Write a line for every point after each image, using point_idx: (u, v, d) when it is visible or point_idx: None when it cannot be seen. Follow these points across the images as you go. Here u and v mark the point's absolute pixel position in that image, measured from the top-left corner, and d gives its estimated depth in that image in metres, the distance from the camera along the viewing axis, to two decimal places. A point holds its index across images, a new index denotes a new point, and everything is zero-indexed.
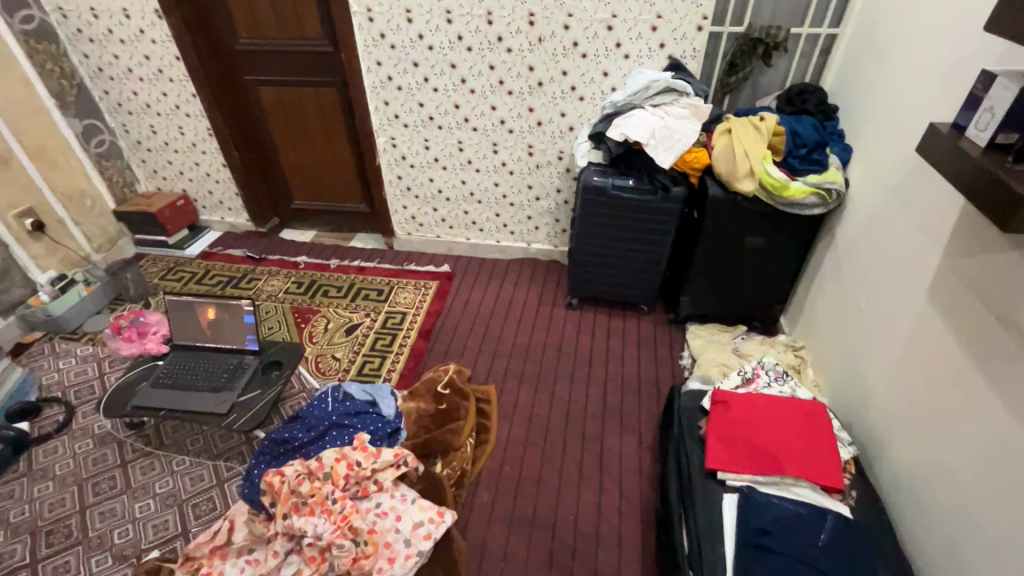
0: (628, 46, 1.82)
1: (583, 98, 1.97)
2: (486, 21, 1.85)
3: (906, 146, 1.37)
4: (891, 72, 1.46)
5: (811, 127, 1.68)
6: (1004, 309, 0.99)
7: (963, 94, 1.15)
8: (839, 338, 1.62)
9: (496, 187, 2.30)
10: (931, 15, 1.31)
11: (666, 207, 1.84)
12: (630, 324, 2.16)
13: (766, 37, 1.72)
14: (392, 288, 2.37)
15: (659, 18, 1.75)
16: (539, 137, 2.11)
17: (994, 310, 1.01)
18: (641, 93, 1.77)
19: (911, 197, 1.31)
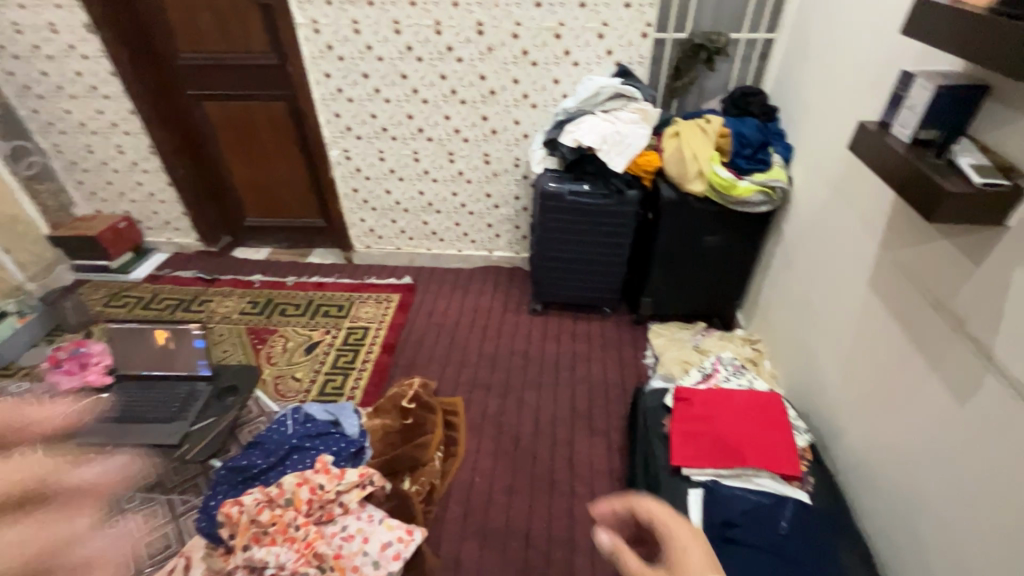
0: (577, 53, 1.85)
1: (536, 105, 1.98)
2: (435, 31, 1.85)
3: (842, 144, 1.43)
4: (824, 73, 1.54)
5: (754, 127, 1.75)
6: (939, 297, 1.04)
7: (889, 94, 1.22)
8: (792, 330, 1.68)
9: (455, 196, 2.29)
10: (857, 19, 1.38)
11: (622, 210, 1.87)
12: (594, 327, 2.18)
13: (707, 43, 1.78)
14: (353, 303, 2.32)
15: (604, 26, 1.79)
16: (495, 145, 2.11)
17: (930, 298, 1.07)
18: (592, 99, 1.81)
19: (851, 193, 1.37)
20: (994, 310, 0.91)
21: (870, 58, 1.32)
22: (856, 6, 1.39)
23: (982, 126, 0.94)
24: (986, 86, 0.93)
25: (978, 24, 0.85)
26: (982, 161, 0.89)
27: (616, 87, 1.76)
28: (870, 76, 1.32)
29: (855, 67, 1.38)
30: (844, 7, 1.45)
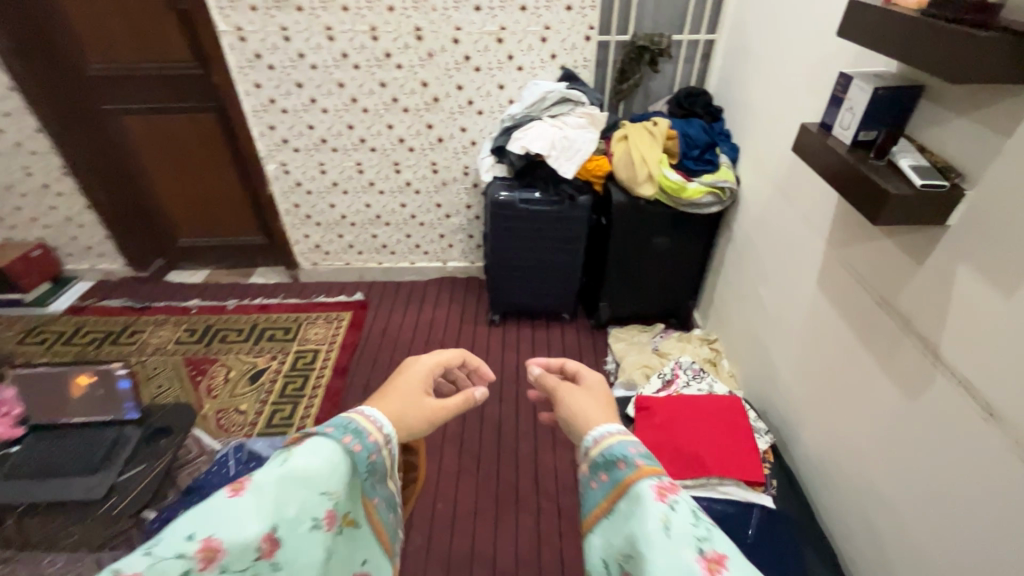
0: (520, 58, 1.80)
1: (482, 112, 1.93)
2: (371, 37, 1.76)
3: (786, 143, 1.44)
4: (766, 73, 1.54)
5: (700, 128, 1.75)
6: (884, 296, 1.05)
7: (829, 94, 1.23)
8: (747, 329, 1.69)
9: (404, 207, 2.20)
10: (796, 19, 1.39)
11: (575, 216, 1.84)
12: (554, 335, 2.14)
13: (651, 45, 1.77)
14: (301, 325, 2.19)
15: (547, 29, 1.75)
16: (441, 154, 2.04)
17: (875, 297, 1.08)
18: (538, 104, 1.76)
19: (794, 192, 1.38)
20: (938, 308, 0.92)
21: (810, 58, 1.32)
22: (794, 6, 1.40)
23: (920, 125, 0.95)
24: (922, 84, 0.94)
25: (912, 24, 0.84)
26: (920, 161, 0.89)
27: (561, 92, 1.73)
28: (810, 75, 1.32)
29: (795, 66, 1.39)
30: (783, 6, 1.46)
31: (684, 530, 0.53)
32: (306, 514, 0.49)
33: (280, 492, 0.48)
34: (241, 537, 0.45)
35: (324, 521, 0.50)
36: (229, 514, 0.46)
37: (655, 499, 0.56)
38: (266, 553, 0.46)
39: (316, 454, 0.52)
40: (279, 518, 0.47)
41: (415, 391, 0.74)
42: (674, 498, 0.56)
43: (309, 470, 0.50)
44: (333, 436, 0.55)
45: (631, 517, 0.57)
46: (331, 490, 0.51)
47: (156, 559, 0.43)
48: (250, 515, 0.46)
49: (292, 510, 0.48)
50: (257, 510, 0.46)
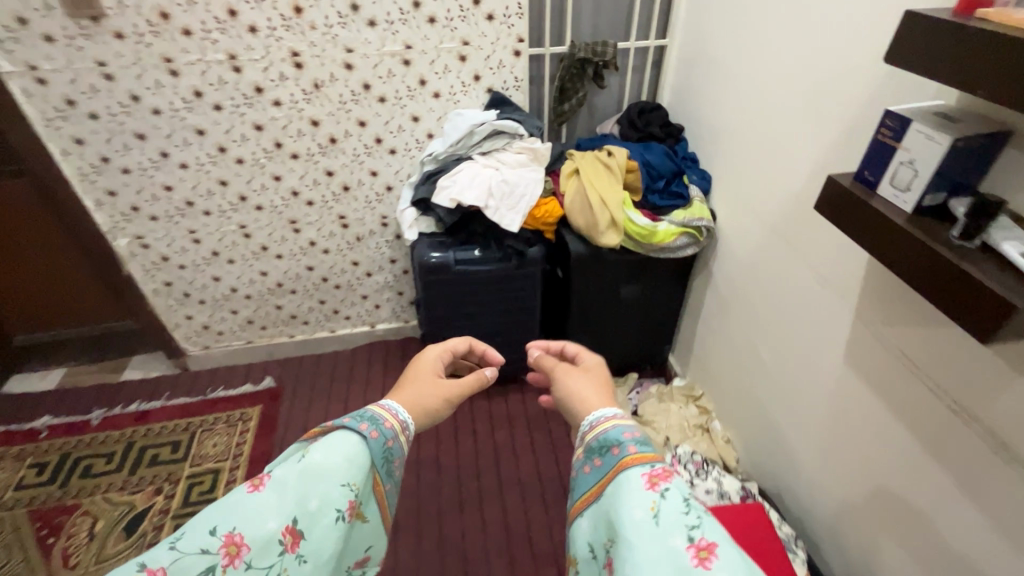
0: (436, 82, 1.42)
1: (395, 151, 1.53)
2: (232, 68, 1.32)
3: (774, 178, 1.17)
4: (740, 90, 1.27)
5: (662, 155, 1.47)
6: (959, 402, 0.81)
7: (842, 125, 0.96)
8: (739, 389, 1.44)
9: (311, 271, 1.77)
10: (778, 24, 1.11)
11: (526, 272, 1.50)
12: (514, 405, 1.80)
13: (593, 57, 1.46)
14: (194, 437, 1.71)
15: (465, 45, 1.38)
16: (350, 204, 1.63)
17: (944, 400, 0.84)
18: (465, 141, 1.40)
19: (797, 243, 1.11)
20: None
21: (804, 74, 1.05)
22: (774, 7, 1.12)
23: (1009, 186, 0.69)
24: (1005, 128, 0.68)
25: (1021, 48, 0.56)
26: None
27: (493, 125, 1.39)
28: (805, 96, 1.05)
29: (782, 84, 1.11)
30: (758, 7, 1.17)
31: (676, 517, 0.59)
32: (328, 506, 0.57)
33: (300, 488, 0.57)
34: (261, 532, 0.53)
35: (344, 511, 0.58)
36: (257, 509, 0.54)
37: (648, 485, 0.63)
38: (287, 543, 0.55)
39: (332, 451, 0.60)
40: (299, 511, 0.56)
41: (428, 377, 0.94)
42: (666, 483, 0.62)
43: (322, 466, 0.59)
44: (349, 431, 0.63)
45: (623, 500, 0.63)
46: (347, 481, 0.60)
47: (182, 553, 0.51)
48: (268, 511, 0.55)
49: (311, 503, 0.57)
50: (278, 505, 0.55)
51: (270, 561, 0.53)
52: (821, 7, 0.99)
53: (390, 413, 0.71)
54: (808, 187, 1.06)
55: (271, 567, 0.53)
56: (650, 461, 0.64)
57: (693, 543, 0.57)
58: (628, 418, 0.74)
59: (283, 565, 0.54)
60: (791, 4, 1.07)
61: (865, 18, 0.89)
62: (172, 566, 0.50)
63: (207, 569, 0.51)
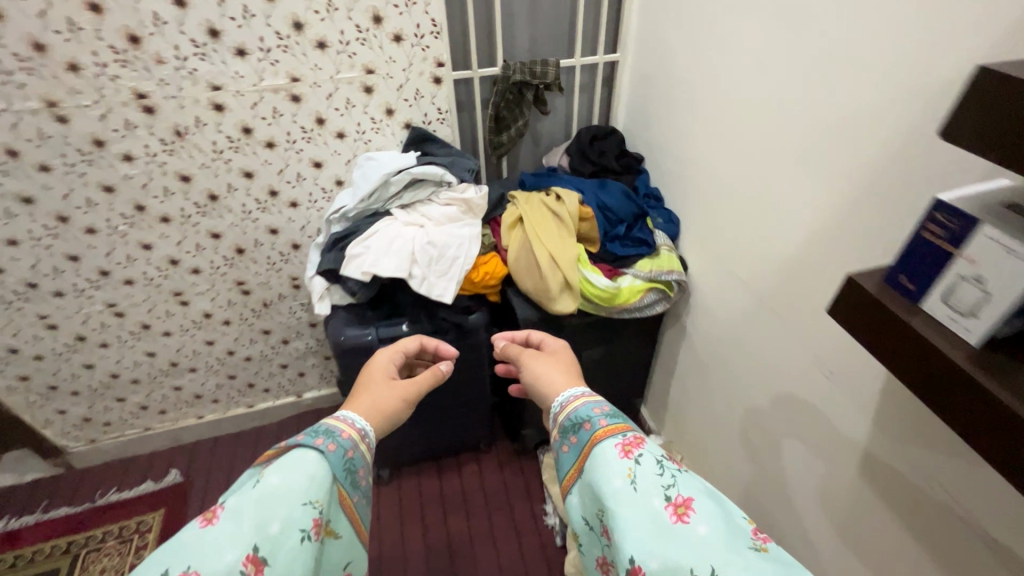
0: (337, 120, 1.14)
1: (296, 203, 1.24)
2: (54, 119, 0.99)
3: (761, 233, 0.95)
4: (710, 121, 1.04)
5: (621, 194, 1.23)
6: (999, 540, 0.64)
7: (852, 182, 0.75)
8: (724, 463, 1.24)
9: (212, 345, 1.46)
10: (760, 44, 0.88)
11: (468, 343, 1.25)
12: (469, 480, 1.56)
13: (532, 79, 1.21)
14: (76, 561, 1.39)
15: (369, 73, 1.09)
16: (249, 268, 1.33)
17: (980, 537, 0.67)
18: (380, 193, 1.13)
19: (795, 319, 0.91)
20: None
21: (797, 111, 0.82)
22: (752, 21, 0.89)
23: None
24: None
25: None
26: None
27: (413, 174, 1.11)
28: (799, 138, 0.83)
29: (767, 121, 0.89)
30: (731, 21, 0.94)
31: (652, 482, 0.62)
32: (293, 526, 0.56)
33: (259, 513, 0.55)
34: (221, 565, 0.51)
35: (310, 530, 0.57)
36: (212, 542, 0.52)
37: (622, 455, 0.65)
38: (250, 574, 0.52)
39: (289, 472, 0.59)
40: (260, 538, 0.54)
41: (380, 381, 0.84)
42: (640, 451, 0.65)
43: (282, 487, 0.58)
44: (306, 449, 0.62)
45: (600, 473, 0.65)
46: (310, 499, 0.59)
47: None
48: (228, 544, 0.53)
49: (274, 527, 0.55)
50: (236, 536, 0.53)
51: None
52: (819, 27, 0.76)
53: (347, 424, 0.70)
54: (807, 253, 0.85)
55: None
56: (621, 432, 0.67)
57: (671, 501, 0.60)
58: (596, 394, 0.75)
59: None
60: (776, 21, 0.84)
61: (884, 50, 0.67)
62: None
63: None
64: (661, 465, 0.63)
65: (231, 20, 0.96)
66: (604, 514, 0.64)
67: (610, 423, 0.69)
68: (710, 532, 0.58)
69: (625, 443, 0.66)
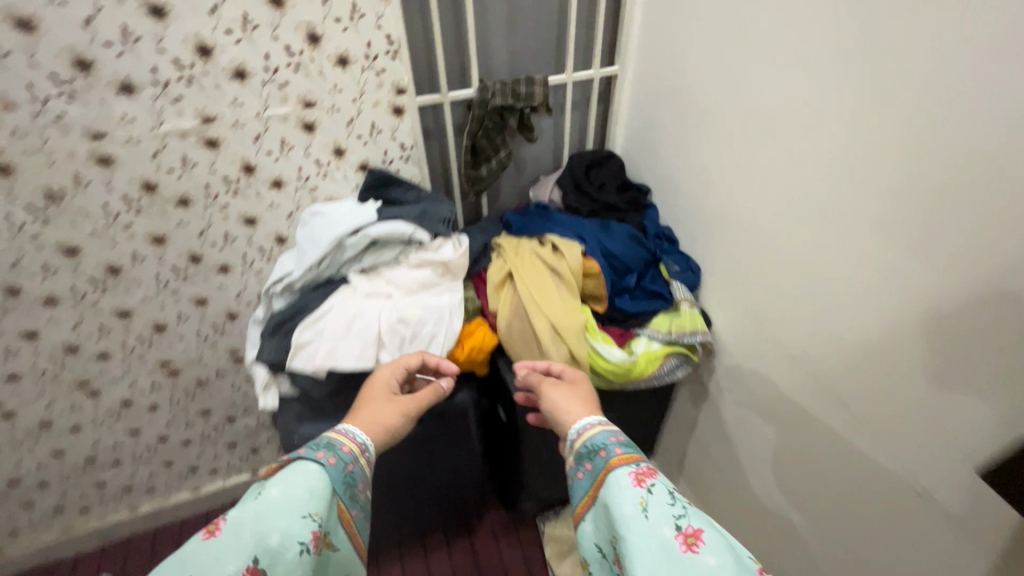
0: (271, 166, 0.88)
1: (227, 267, 0.99)
2: None
3: (830, 302, 0.77)
4: (752, 158, 0.84)
5: (628, 238, 1.02)
6: None
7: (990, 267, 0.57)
8: (762, 546, 1.07)
9: (138, 434, 1.20)
10: (837, 69, 0.68)
11: (454, 426, 1.03)
12: (461, 562, 1.35)
13: (517, 101, 0.99)
14: None
15: (308, 106, 0.84)
16: (175, 345, 1.07)
17: None
18: (334, 256, 0.89)
19: (884, 414, 0.74)
20: None
21: (895, 161, 0.63)
22: (819, 40, 0.69)
23: None
24: None
25: None
26: None
27: (372, 235, 0.87)
28: (902, 196, 0.64)
29: (848, 168, 0.70)
30: (787, 37, 0.74)
31: (662, 510, 0.56)
32: (292, 539, 0.53)
33: (258, 524, 0.53)
34: None
35: (309, 543, 0.54)
36: (209, 555, 0.50)
37: (634, 485, 0.59)
38: None
39: (290, 482, 0.57)
40: (258, 550, 0.51)
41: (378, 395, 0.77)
42: (652, 480, 0.58)
43: (281, 498, 0.55)
44: (305, 461, 0.60)
45: (610, 503, 0.59)
46: (310, 512, 0.55)
47: None
48: (225, 554, 0.50)
49: (272, 539, 0.52)
50: (234, 548, 0.51)
51: None
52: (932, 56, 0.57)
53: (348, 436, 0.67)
54: (910, 339, 0.67)
55: None
56: (634, 460, 0.61)
57: (680, 530, 0.54)
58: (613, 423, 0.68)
59: None
60: (859, 41, 0.64)
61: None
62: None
63: None
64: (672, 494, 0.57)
65: (106, 47, 0.70)
66: (616, 543, 0.58)
67: (623, 451, 0.62)
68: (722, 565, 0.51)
69: (637, 471, 0.60)
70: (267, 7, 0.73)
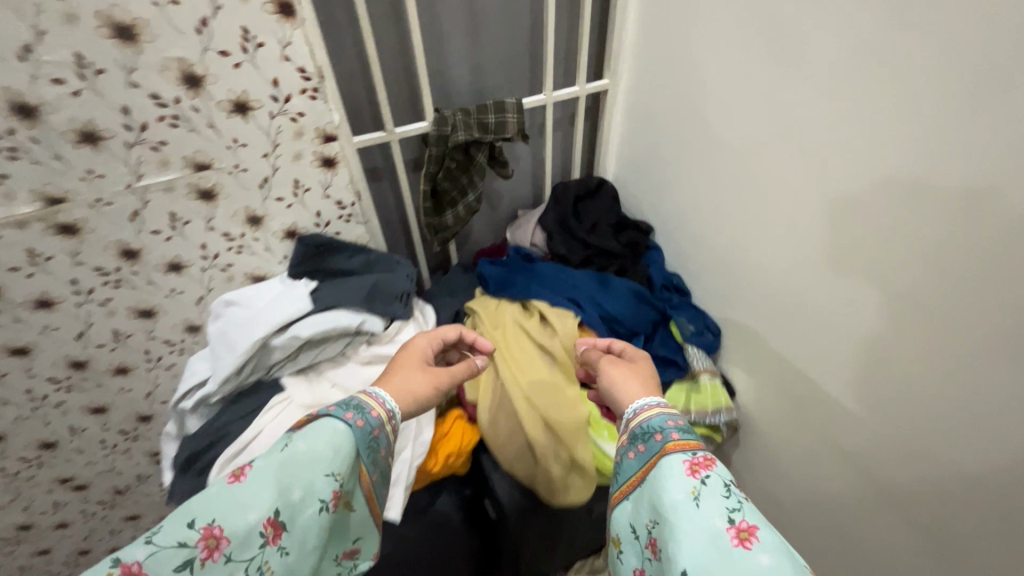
0: (163, 248, 0.66)
1: (127, 368, 0.77)
2: None
3: (899, 403, 0.60)
4: (791, 211, 0.65)
5: (630, 294, 0.83)
6: None
7: None
8: None
9: (49, 554, 0.98)
10: (923, 109, 0.48)
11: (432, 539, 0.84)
12: None
13: (484, 134, 0.78)
14: None
15: (201, 169, 0.61)
16: (74, 459, 0.85)
17: None
18: (260, 359, 0.68)
19: (979, 551, 0.57)
20: None
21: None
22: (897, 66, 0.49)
23: None
24: None
25: None
26: None
27: (306, 336, 0.66)
28: None
29: (941, 244, 0.51)
30: (846, 59, 0.53)
31: (715, 502, 0.43)
32: (311, 497, 0.46)
33: (282, 475, 0.46)
34: (243, 523, 0.43)
35: (328, 502, 0.47)
36: (233, 500, 0.44)
37: (686, 476, 0.45)
38: (270, 538, 0.44)
39: (318, 438, 0.49)
40: (281, 502, 0.45)
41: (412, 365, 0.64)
42: (708, 471, 0.45)
43: (306, 454, 0.48)
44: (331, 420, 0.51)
45: (655, 490, 0.47)
46: (333, 472, 0.48)
47: (155, 550, 0.41)
48: (250, 499, 0.45)
49: (294, 492, 0.46)
50: (260, 493, 0.45)
51: (251, 556, 0.43)
52: None
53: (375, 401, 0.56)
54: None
55: (251, 562, 0.43)
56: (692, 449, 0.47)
57: (732, 522, 0.41)
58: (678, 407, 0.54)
59: (264, 559, 0.44)
60: (969, 73, 0.44)
61: None
62: (148, 561, 0.41)
63: (184, 565, 0.41)
64: (728, 481, 0.44)
65: None
66: (655, 529, 0.45)
67: (680, 438, 0.48)
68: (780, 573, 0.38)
69: (691, 459, 0.46)
70: (113, 43, 0.50)
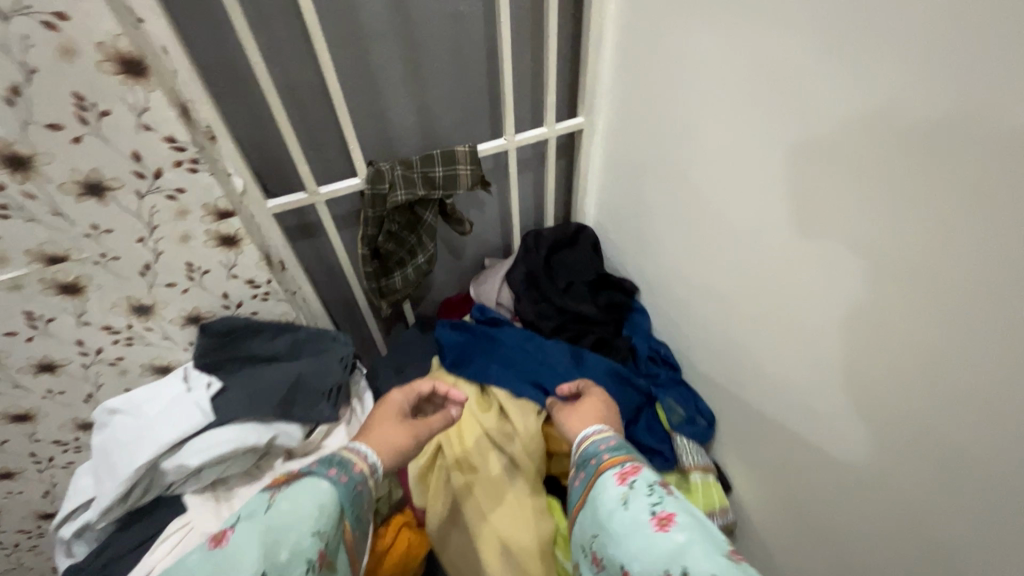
0: (25, 349, 0.54)
1: (11, 472, 0.65)
2: None
3: (937, 554, 0.48)
4: (799, 306, 0.51)
5: (609, 378, 0.69)
6: None
7: None
8: None
9: None
10: (989, 214, 0.34)
11: None
12: None
13: (428, 192, 0.65)
14: None
15: (53, 261, 0.48)
16: None
17: None
18: (154, 478, 0.56)
19: None
20: None
21: None
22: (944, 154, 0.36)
23: None
24: None
25: None
26: None
27: (207, 458, 0.53)
28: None
29: (1005, 390, 0.37)
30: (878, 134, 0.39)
31: (640, 501, 0.41)
32: (301, 557, 0.39)
33: (266, 534, 0.39)
34: None
35: (316, 564, 0.40)
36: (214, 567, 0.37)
37: (616, 483, 0.43)
38: None
39: (301, 496, 0.43)
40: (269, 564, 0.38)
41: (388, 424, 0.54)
42: (635, 476, 0.43)
43: (292, 512, 0.41)
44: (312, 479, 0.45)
45: (594, 507, 0.44)
46: (319, 530, 0.42)
47: None
48: (232, 565, 0.37)
49: (281, 553, 0.39)
50: (247, 553, 0.38)
51: None
52: None
53: (356, 459, 0.48)
54: None
55: None
56: (620, 459, 0.46)
57: (653, 514, 0.40)
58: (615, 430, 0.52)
59: None
60: None
61: None
62: None
63: None
64: (651, 481, 0.42)
65: None
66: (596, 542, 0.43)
67: (612, 453, 0.47)
68: (700, 544, 0.37)
69: (619, 469, 0.44)
70: None
